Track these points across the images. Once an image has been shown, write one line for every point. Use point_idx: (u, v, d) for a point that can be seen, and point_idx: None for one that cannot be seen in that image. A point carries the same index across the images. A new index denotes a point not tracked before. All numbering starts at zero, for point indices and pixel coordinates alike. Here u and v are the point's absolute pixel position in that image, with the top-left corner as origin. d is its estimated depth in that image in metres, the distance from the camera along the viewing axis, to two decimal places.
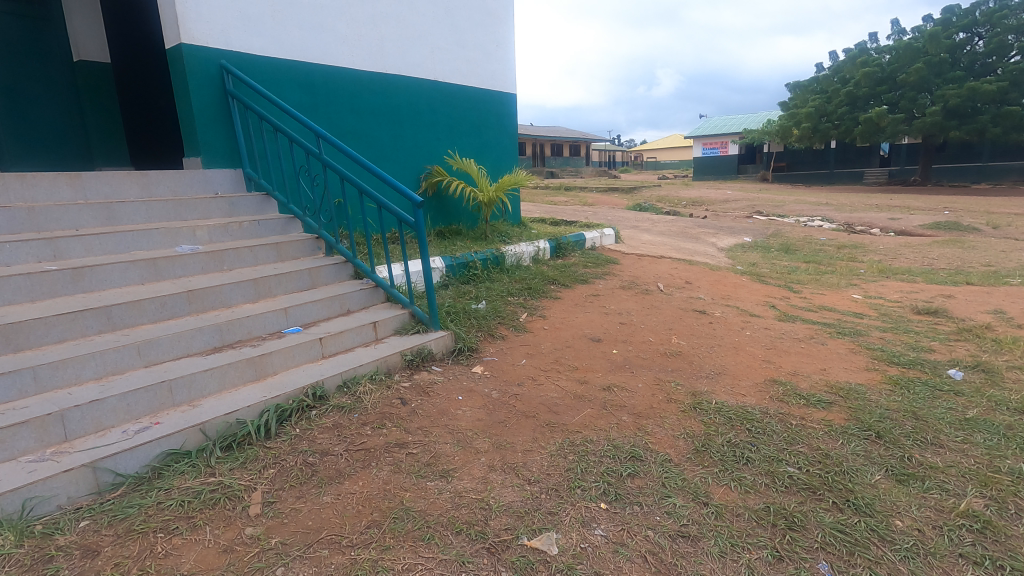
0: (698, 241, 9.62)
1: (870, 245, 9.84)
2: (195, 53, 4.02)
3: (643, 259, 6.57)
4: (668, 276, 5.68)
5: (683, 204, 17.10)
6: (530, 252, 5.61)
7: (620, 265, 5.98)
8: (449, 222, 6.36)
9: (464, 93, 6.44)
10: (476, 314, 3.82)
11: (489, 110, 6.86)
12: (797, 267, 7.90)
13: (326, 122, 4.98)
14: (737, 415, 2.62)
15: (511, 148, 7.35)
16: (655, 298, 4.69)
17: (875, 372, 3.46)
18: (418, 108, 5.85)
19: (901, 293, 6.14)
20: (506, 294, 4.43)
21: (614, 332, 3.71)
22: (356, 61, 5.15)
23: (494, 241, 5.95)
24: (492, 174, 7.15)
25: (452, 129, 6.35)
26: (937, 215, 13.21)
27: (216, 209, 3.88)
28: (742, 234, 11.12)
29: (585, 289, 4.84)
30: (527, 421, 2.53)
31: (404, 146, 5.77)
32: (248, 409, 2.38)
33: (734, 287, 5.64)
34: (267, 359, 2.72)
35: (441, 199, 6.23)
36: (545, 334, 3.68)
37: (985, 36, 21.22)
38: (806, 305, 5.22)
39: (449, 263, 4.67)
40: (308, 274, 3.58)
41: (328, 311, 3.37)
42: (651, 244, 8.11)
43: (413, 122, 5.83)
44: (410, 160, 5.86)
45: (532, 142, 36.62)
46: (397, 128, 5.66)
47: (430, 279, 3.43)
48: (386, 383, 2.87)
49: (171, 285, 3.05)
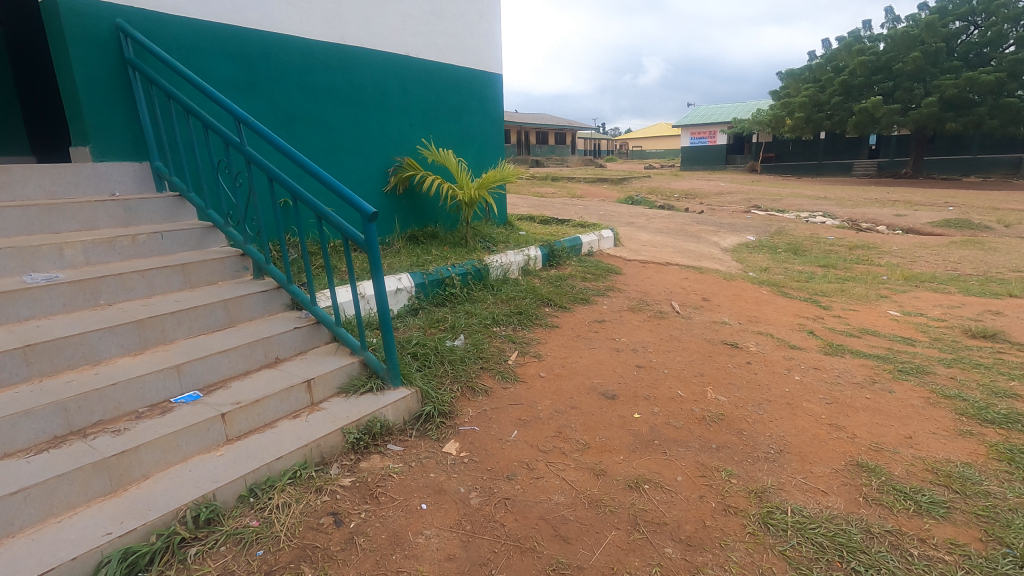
0: (700, 241, 8.80)
1: (883, 245, 9.13)
2: (79, 9, 3.04)
3: (647, 267, 5.72)
4: (681, 291, 4.83)
5: (675, 197, 16.33)
6: (519, 262, 4.73)
7: (623, 277, 5.11)
8: (423, 223, 5.42)
9: (441, 73, 5.49)
10: (451, 358, 2.93)
11: (469, 93, 5.91)
12: (813, 273, 7.13)
13: (268, 104, 4.03)
14: (833, 541, 1.78)
15: (494, 141, 6.42)
16: (674, 325, 3.84)
17: (973, 438, 2.65)
18: (384, 88, 4.90)
19: (941, 308, 5.38)
20: (490, 323, 3.54)
21: (632, 382, 2.84)
22: (306, 28, 4.20)
23: (476, 247, 5.04)
24: (477, 167, 6.24)
25: (428, 114, 5.41)
26: (944, 212, 12.56)
27: (105, 216, 2.90)
28: (744, 231, 10.35)
29: (587, 312, 3.96)
30: (524, 561, 1.66)
31: (369, 134, 4.83)
32: (72, 564, 1.48)
33: (758, 303, 4.82)
34: (130, 460, 1.81)
35: (414, 197, 5.29)
36: (543, 386, 2.80)
37: (981, 25, 20.69)
38: (845, 328, 4.41)
39: (420, 281, 3.76)
40: (224, 308, 2.64)
41: (247, 363, 2.45)
42: (652, 246, 7.25)
43: (378, 106, 4.88)
44: (376, 151, 4.90)
45: (517, 129, 35.52)
46: (357, 112, 4.70)
47: (388, 320, 2.52)
48: (314, 486, 1.97)
49: (6, 335, 2.11)
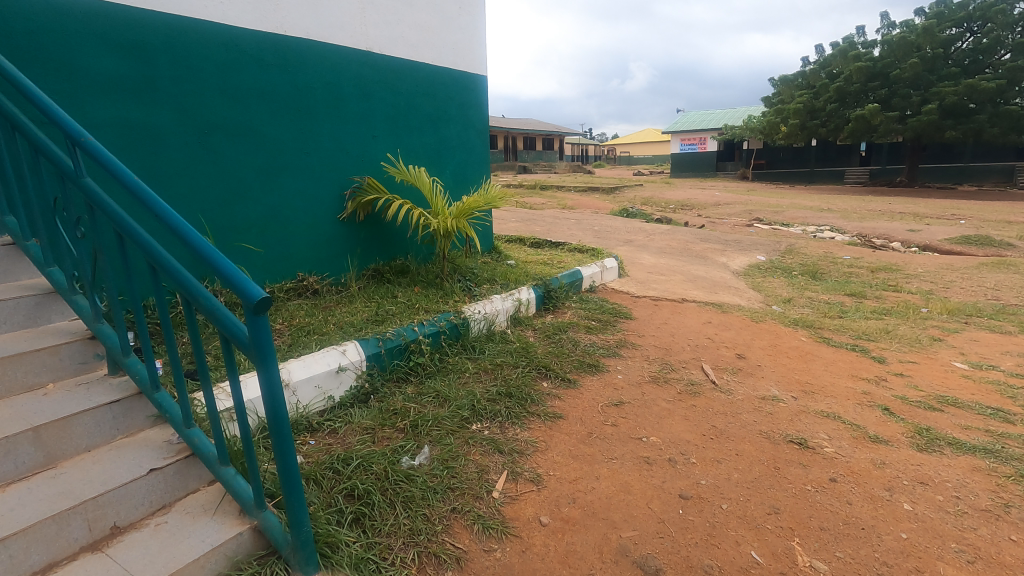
0: (708, 264, 7.89)
1: (907, 267, 8.29)
2: None
3: (661, 306, 4.78)
4: (710, 345, 3.88)
5: (671, 208, 15.52)
6: (506, 310, 3.76)
7: (635, 325, 4.15)
8: (390, 257, 4.44)
9: (411, 74, 4.51)
10: (407, 495, 1.96)
11: (446, 98, 4.93)
12: (842, 305, 6.24)
13: (171, 111, 3.05)
14: None
15: (478, 155, 5.44)
16: (714, 407, 2.88)
17: None
18: (337, 92, 3.92)
19: (1012, 357, 4.50)
20: (467, 414, 2.56)
21: (681, 534, 1.89)
22: (229, 11, 3.25)
23: (454, 287, 4.07)
24: (459, 185, 5.25)
25: (396, 122, 4.43)
26: (958, 227, 11.85)
27: None
28: (753, 250, 9.49)
29: (599, 388, 2.99)
30: None
31: (318, 148, 3.84)
32: None
33: (803, 359, 3.90)
34: None
35: (378, 225, 4.31)
36: (546, 547, 1.82)
37: (977, 32, 20.19)
38: (921, 396, 3.49)
39: (375, 352, 2.78)
40: (32, 443, 1.65)
41: (49, 552, 1.46)
42: (660, 273, 6.32)
43: (331, 114, 3.90)
44: (327, 171, 3.91)
45: (504, 134, 34.62)
46: (301, 122, 3.71)
47: (292, 472, 1.52)
48: None
49: None
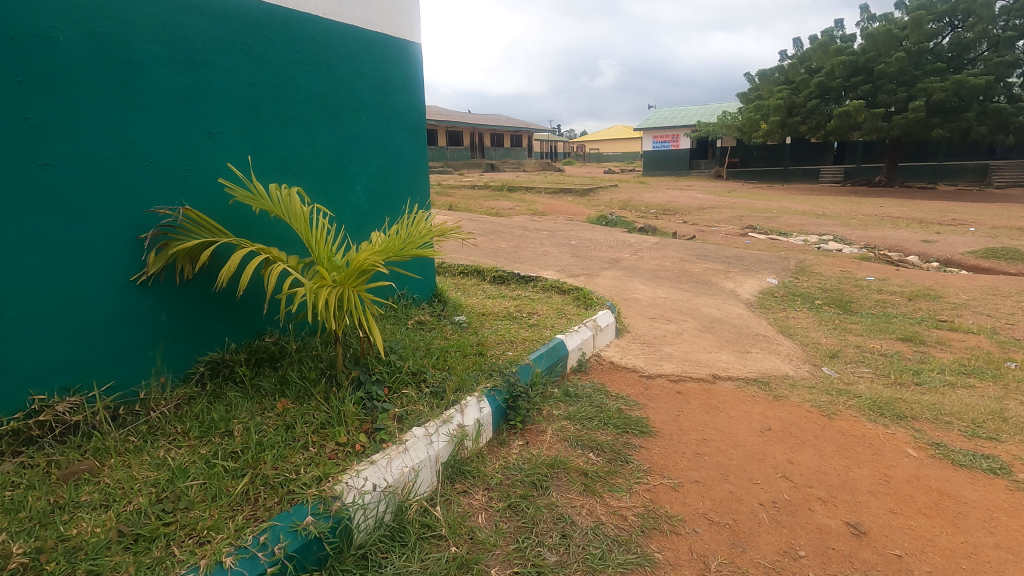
0: (715, 294, 6.30)
1: (947, 293, 6.87)
2: None
3: (687, 398, 3.11)
4: (795, 501, 2.23)
5: (650, 213, 14.01)
6: (432, 459, 2.04)
7: (660, 454, 2.46)
8: (247, 337, 2.65)
9: (283, 29, 2.70)
10: None
11: (348, 74, 3.13)
12: (905, 358, 4.70)
13: None
14: None
15: (407, 162, 3.67)
16: None
17: None
18: (120, 52, 2.09)
19: None
20: None
21: None
22: None
23: (353, 396, 2.26)
24: (378, 208, 3.47)
25: (255, 110, 2.62)
26: (971, 237, 10.63)
27: None
28: (759, 270, 7.95)
29: None
30: None
31: (76, 157, 2.01)
32: None
33: (950, 520, 2.27)
34: None
35: (219, 289, 2.51)
36: None
37: (961, 26, 19.24)
38: None
39: None
40: None
41: None
42: (665, 319, 4.68)
43: (105, 94, 2.06)
44: (100, 199, 2.08)
45: (470, 132, 32.82)
46: (25, 104, 1.87)
47: None
48: None
49: None
